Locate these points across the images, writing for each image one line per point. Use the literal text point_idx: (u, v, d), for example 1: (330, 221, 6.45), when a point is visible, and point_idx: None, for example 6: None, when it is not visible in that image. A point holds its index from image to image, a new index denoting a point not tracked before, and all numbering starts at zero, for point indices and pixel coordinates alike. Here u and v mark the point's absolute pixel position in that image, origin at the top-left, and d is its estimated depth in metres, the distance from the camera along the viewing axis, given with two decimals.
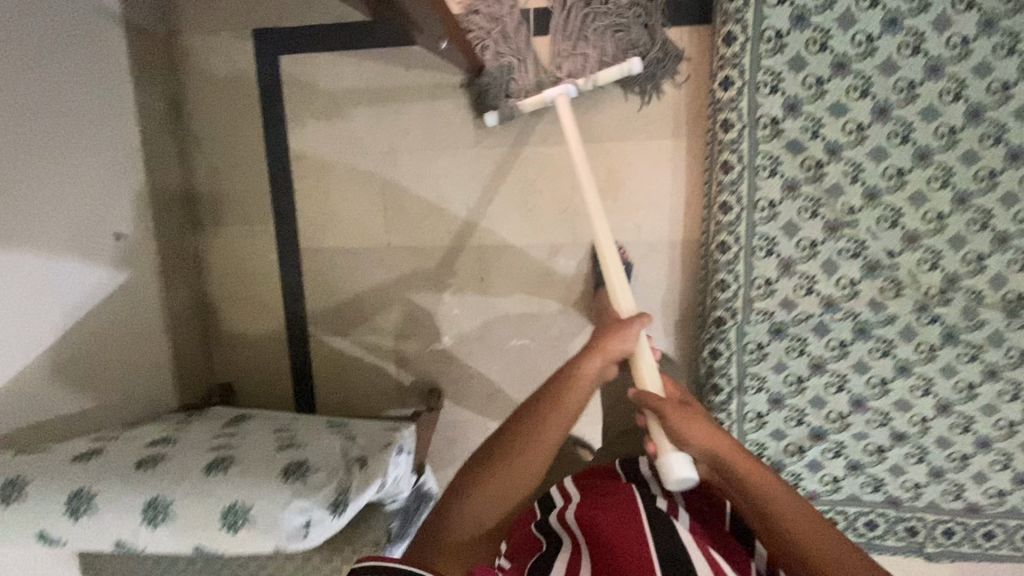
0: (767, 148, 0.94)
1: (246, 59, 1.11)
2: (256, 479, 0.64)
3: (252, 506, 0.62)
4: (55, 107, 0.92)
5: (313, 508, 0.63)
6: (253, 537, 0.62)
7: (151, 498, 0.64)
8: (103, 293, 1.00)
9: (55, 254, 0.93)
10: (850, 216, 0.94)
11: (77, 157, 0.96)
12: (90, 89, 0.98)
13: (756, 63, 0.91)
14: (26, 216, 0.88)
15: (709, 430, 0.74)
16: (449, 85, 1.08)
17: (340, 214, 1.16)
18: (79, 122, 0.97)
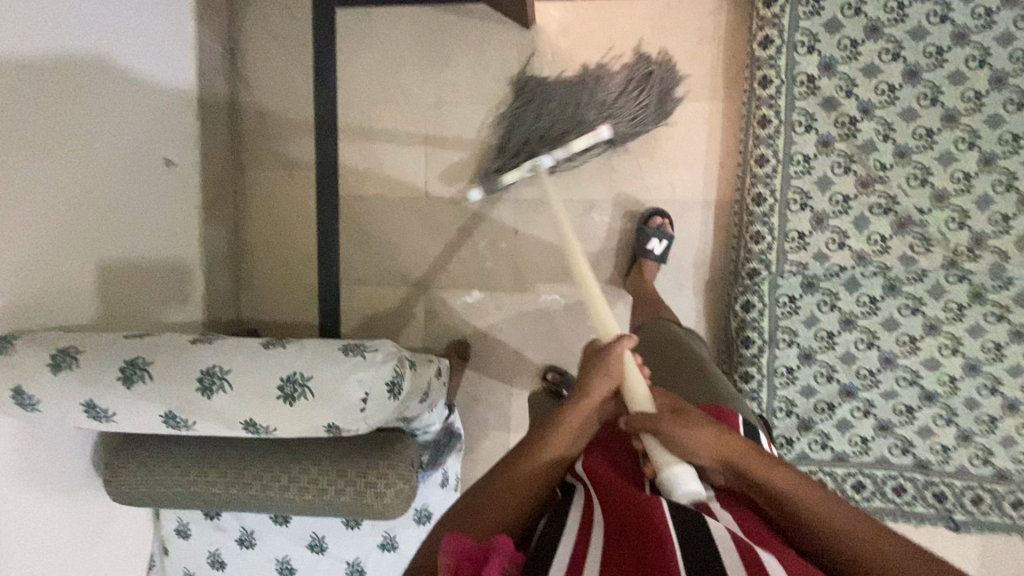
0: (804, 105, 0.99)
1: (305, 11, 1.18)
2: (314, 353, 0.63)
3: (310, 378, 0.62)
4: (129, 28, 0.97)
5: (370, 385, 0.63)
6: (310, 408, 0.62)
7: (207, 366, 0.63)
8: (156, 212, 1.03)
9: (118, 163, 0.95)
10: (881, 172, 0.98)
11: (142, 78, 1.00)
12: (161, 19, 1.03)
13: (794, 24, 0.97)
14: (94, 122, 0.91)
15: (712, 433, 0.57)
16: (497, 43, 1.14)
17: (382, 163, 1.19)
18: (148, 47, 1.01)
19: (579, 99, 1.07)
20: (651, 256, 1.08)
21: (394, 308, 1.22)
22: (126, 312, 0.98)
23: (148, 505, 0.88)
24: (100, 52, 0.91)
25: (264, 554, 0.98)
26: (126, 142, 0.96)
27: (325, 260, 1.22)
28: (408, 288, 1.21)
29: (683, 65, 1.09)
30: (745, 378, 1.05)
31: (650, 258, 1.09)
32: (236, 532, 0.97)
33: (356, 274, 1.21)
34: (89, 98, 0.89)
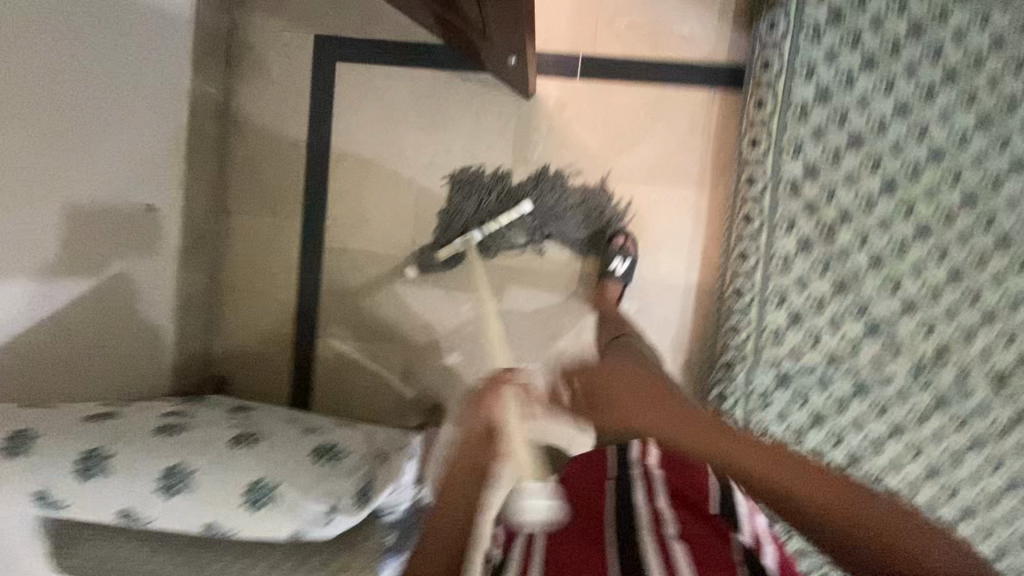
0: (787, 206, 1.02)
1: (304, 61, 1.17)
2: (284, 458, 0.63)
3: (278, 485, 0.61)
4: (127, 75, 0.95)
5: (338, 497, 0.62)
6: (274, 518, 0.61)
7: (171, 466, 0.61)
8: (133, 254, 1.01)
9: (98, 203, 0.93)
10: (857, 277, 1.01)
11: (139, 124, 0.99)
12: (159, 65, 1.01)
13: (783, 128, 1.01)
14: (81, 166, 0.90)
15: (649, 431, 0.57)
16: (494, 113, 1.15)
17: (370, 219, 1.18)
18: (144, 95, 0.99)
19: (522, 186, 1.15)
20: (613, 276, 1.10)
21: (371, 365, 1.20)
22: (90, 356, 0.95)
23: None
24: (96, 97, 0.90)
25: None
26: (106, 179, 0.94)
27: (304, 311, 1.20)
28: (387, 346, 1.19)
29: (672, 153, 1.12)
30: None
31: (614, 279, 1.10)
32: None
33: (335, 328, 1.20)
34: (80, 141, 0.89)
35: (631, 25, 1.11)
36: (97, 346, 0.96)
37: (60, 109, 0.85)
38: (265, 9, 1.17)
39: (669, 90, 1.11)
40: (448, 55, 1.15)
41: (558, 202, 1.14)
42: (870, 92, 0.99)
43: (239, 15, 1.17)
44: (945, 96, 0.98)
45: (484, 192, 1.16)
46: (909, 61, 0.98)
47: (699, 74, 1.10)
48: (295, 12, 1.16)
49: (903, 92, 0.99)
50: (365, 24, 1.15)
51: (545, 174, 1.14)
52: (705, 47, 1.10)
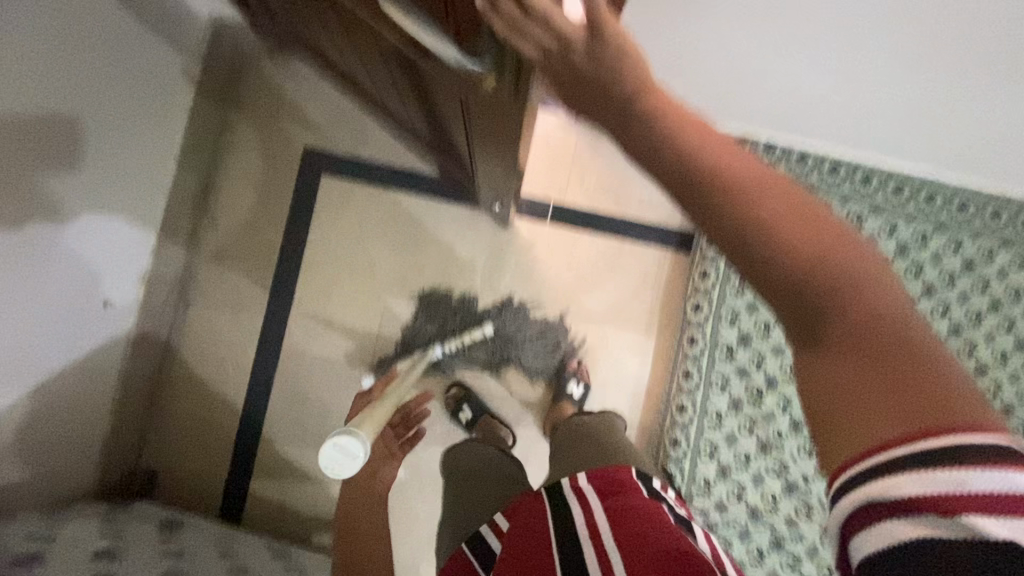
0: (722, 369, 1.14)
1: (291, 168, 1.22)
2: None
3: None
4: (112, 178, 0.95)
5: None
6: None
7: None
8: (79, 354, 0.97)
9: (57, 309, 0.90)
10: (778, 439, 1.13)
11: (111, 227, 0.98)
12: (144, 168, 1.02)
13: (722, 301, 1.15)
14: (51, 271, 0.86)
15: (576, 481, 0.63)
16: (467, 241, 1.23)
17: (333, 327, 1.20)
18: (124, 197, 0.99)
19: (491, 313, 1.21)
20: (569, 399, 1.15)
21: (312, 474, 1.17)
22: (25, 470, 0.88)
23: None
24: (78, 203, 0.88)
25: None
26: (72, 269, 0.91)
27: (251, 411, 1.18)
28: None
29: (625, 299, 1.22)
30: None
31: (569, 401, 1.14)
32: None
33: (280, 431, 1.18)
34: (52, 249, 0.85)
35: (599, 183, 1.23)
36: (29, 458, 0.89)
37: (46, 215, 0.83)
38: (259, 115, 1.22)
39: (627, 244, 1.23)
40: (431, 183, 1.23)
41: (519, 333, 1.20)
42: None
43: (231, 117, 1.21)
44: None
45: (448, 318, 1.20)
46: None
47: (654, 234, 1.23)
48: (288, 122, 1.22)
49: None
50: (355, 143, 1.22)
51: (508, 305, 1.21)
52: (660, 211, 1.23)
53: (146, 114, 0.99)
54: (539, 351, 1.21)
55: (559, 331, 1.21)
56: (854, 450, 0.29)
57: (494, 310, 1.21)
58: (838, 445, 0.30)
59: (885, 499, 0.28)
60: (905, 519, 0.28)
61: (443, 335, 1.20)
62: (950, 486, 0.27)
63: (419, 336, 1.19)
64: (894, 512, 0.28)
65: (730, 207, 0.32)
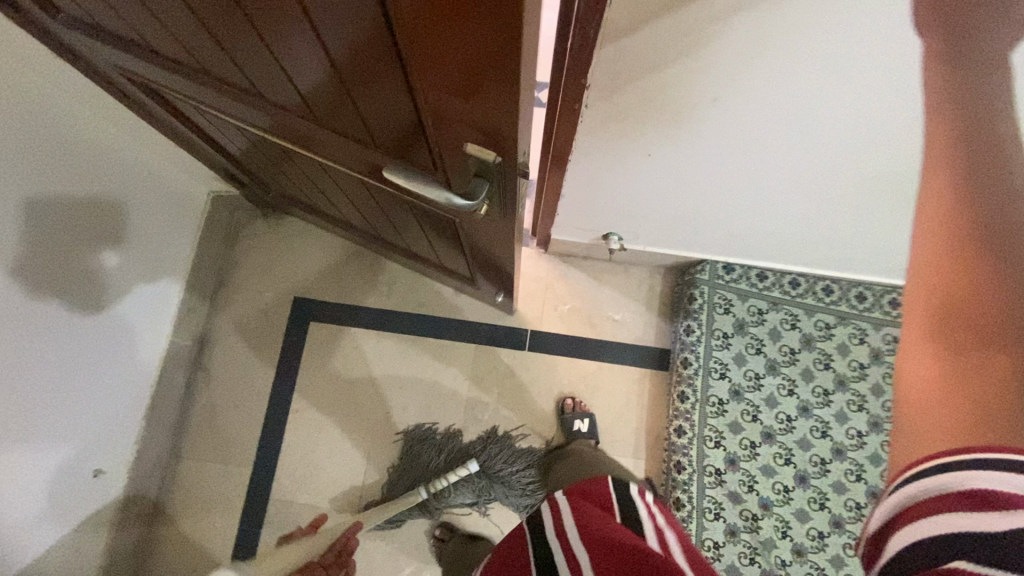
0: (713, 493, 1.10)
1: (280, 318, 1.29)
2: None
3: None
4: (121, 325, 1.06)
5: None
6: None
7: None
8: (74, 518, 1.00)
9: (71, 446, 0.97)
10: (783, 568, 1.06)
11: (113, 383, 1.06)
12: (141, 330, 1.12)
13: (703, 421, 1.13)
14: (77, 390, 0.97)
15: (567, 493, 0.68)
16: (449, 374, 1.26)
17: (320, 470, 1.21)
18: (126, 352, 1.08)
19: (476, 446, 1.21)
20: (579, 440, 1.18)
21: None
22: None
23: None
24: (107, 316, 1.02)
25: None
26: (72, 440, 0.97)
27: None
28: None
29: (608, 420, 1.22)
30: None
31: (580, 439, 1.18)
32: None
33: None
34: (81, 365, 0.97)
35: (572, 309, 1.29)
36: None
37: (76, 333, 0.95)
38: (252, 269, 1.32)
39: (605, 365, 1.26)
40: (413, 320, 1.29)
41: (505, 464, 1.20)
42: (774, 392, 1.14)
43: (227, 272, 1.31)
44: (838, 399, 1.14)
45: (435, 450, 1.21)
46: (805, 367, 1.15)
47: (630, 355, 1.26)
48: (281, 274, 1.32)
49: (802, 393, 1.14)
50: (342, 289, 1.31)
51: (493, 434, 1.22)
52: (635, 331, 1.27)
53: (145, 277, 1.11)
54: (527, 482, 1.19)
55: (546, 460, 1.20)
56: (936, 448, 0.33)
57: (479, 443, 1.22)
58: (925, 438, 0.33)
59: (933, 492, 0.32)
60: (963, 510, 0.31)
61: (431, 473, 1.19)
62: (1002, 486, 0.30)
63: (406, 475, 1.19)
64: (956, 504, 0.31)
65: (976, 190, 0.34)
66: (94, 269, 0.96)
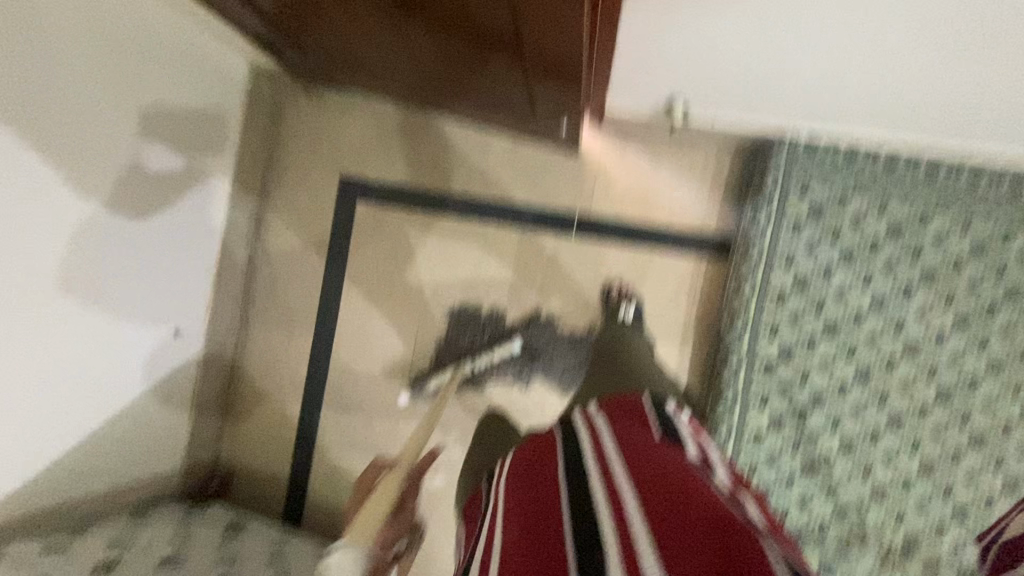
0: (762, 385, 1.05)
1: (328, 196, 1.29)
2: None
3: None
4: (183, 179, 1.08)
5: None
6: None
7: None
8: (174, 363, 1.15)
9: (157, 295, 1.08)
10: (827, 460, 1.04)
11: (188, 243, 1.13)
12: (206, 194, 1.16)
13: (761, 311, 1.05)
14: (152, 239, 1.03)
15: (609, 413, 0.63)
16: (494, 256, 1.24)
17: (373, 343, 1.28)
18: (196, 211, 1.13)
19: (519, 325, 1.23)
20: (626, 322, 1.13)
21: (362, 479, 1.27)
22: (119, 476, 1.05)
23: None
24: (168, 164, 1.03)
25: None
26: (151, 299, 1.07)
27: (306, 421, 1.29)
28: None
29: (658, 309, 1.18)
30: None
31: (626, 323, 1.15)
32: None
33: (331, 441, 1.28)
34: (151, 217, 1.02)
35: (626, 191, 1.19)
36: (127, 464, 1.07)
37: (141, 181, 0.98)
38: (300, 147, 1.30)
39: (658, 253, 1.18)
40: (457, 201, 1.25)
41: (547, 343, 1.21)
42: (847, 285, 1.04)
43: (275, 152, 1.31)
44: (920, 296, 1.03)
45: (475, 333, 1.24)
46: (887, 260, 1.04)
47: (687, 242, 1.17)
48: (327, 152, 1.30)
49: (878, 287, 1.04)
50: (386, 168, 1.27)
51: (537, 318, 1.22)
52: (695, 216, 1.17)
53: (201, 136, 1.11)
54: (569, 363, 1.21)
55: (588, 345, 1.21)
56: None
57: (522, 323, 1.22)
58: None
59: None
60: None
61: (474, 348, 1.24)
62: None
63: (452, 348, 1.24)
64: None
65: None
66: (176, 156, 1.06)
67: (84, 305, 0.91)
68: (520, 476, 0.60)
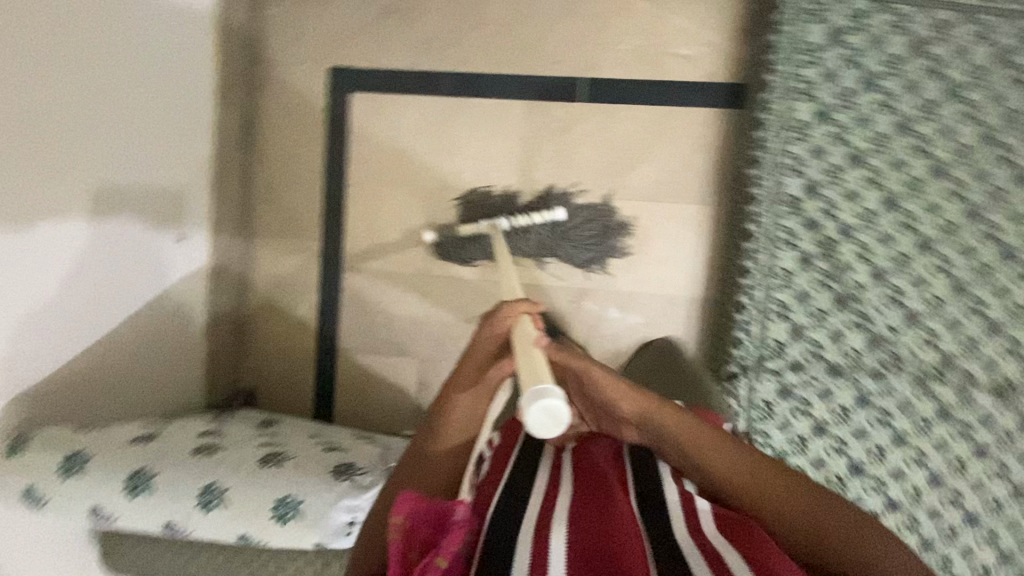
0: (787, 223, 1.03)
1: (319, 92, 1.23)
2: (298, 463, 0.71)
3: (292, 494, 0.67)
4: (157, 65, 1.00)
5: (285, 489, 0.68)
6: (222, 520, 0.67)
7: (199, 445, 0.73)
8: (172, 275, 1.09)
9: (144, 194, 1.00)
10: (857, 291, 1.03)
11: (172, 142, 1.05)
12: (189, 87, 1.08)
13: (782, 147, 1.02)
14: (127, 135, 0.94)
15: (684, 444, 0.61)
16: (501, 135, 1.19)
17: (384, 239, 1.24)
18: (176, 104, 1.05)
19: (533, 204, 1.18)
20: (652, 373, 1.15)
21: (389, 379, 1.26)
22: (131, 384, 1.01)
23: None
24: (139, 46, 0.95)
25: None
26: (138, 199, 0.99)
27: (324, 327, 1.26)
28: (402, 362, 1.25)
29: (675, 168, 1.15)
30: None
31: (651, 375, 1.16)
32: None
33: (353, 343, 1.26)
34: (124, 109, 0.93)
35: (633, 49, 1.14)
36: (139, 371, 1.02)
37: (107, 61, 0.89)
38: (284, 42, 1.23)
39: (670, 110, 1.14)
40: (457, 81, 1.19)
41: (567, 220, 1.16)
42: (869, 110, 1.00)
43: (259, 50, 1.23)
44: (947, 112, 0.98)
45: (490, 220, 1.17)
46: (909, 78, 0.99)
47: (701, 94, 1.13)
48: (313, 43, 1.22)
49: (901, 108, 1.00)
50: (378, 54, 1.20)
51: (552, 193, 1.18)
52: (706, 67, 1.12)
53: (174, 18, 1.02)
54: (595, 233, 1.16)
55: (611, 215, 1.16)
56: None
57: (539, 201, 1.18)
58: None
59: None
60: None
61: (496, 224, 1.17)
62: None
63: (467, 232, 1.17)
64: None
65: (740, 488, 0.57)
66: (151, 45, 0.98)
67: (40, 274, 0.83)
68: (584, 483, 0.58)
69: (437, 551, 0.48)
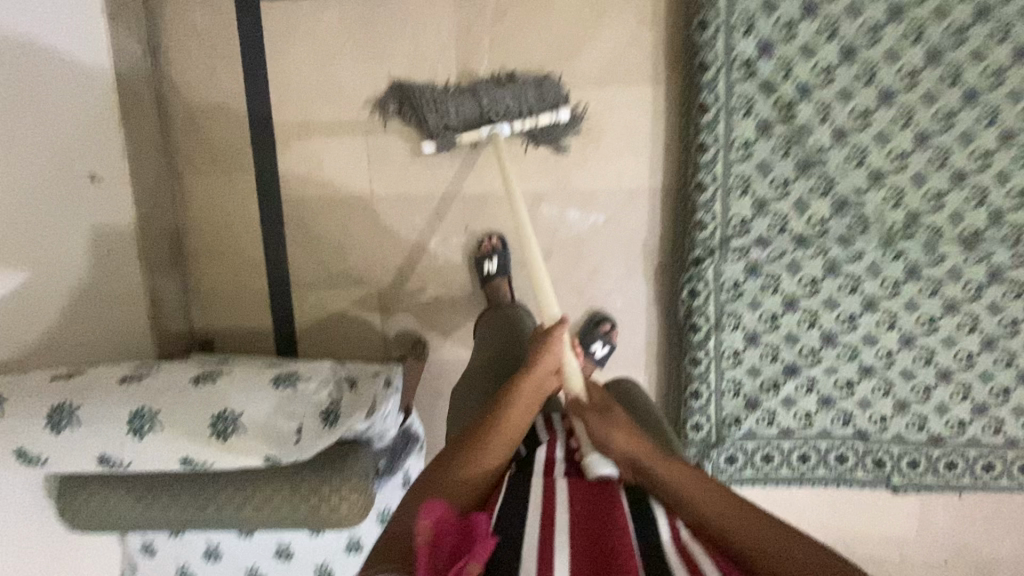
0: (743, 89, 0.97)
1: (226, 4, 1.10)
2: (233, 380, 0.66)
3: (233, 410, 0.64)
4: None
5: (224, 407, 0.64)
6: (158, 444, 0.63)
7: (125, 373, 0.67)
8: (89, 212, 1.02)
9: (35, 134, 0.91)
10: (820, 155, 0.99)
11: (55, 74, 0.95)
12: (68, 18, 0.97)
13: (731, 5, 0.95)
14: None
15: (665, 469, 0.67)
16: (432, 30, 1.09)
17: (322, 163, 1.15)
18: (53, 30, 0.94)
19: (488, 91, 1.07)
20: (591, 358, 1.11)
21: (350, 311, 1.20)
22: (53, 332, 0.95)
23: (108, 530, 0.86)
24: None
25: (233, 564, 0.95)
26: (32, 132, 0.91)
27: (273, 265, 1.19)
28: (360, 293, 1.19)
29: (624, 46, 1.06)
30: (694, 362, 1.06)
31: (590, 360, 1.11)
32: (201, 546, 0.93)
33: (306, 279, 1.19)
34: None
35: None
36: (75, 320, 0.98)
37: None
38: None
39: None
40: None
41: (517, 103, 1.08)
42: None
43: None
44: None
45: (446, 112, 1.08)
46: None
47: None
48: None
49: None
50: None
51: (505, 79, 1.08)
52: None
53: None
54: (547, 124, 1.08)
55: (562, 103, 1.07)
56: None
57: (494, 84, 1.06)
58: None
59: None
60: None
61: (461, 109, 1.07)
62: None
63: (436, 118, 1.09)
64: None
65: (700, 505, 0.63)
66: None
67: None
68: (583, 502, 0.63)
69: (471, 556, 0.48)
